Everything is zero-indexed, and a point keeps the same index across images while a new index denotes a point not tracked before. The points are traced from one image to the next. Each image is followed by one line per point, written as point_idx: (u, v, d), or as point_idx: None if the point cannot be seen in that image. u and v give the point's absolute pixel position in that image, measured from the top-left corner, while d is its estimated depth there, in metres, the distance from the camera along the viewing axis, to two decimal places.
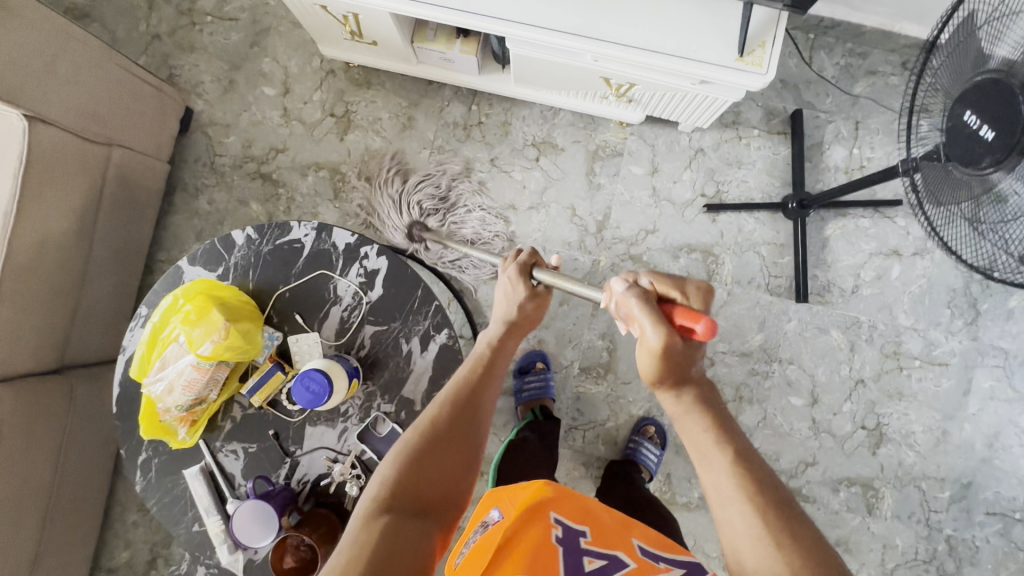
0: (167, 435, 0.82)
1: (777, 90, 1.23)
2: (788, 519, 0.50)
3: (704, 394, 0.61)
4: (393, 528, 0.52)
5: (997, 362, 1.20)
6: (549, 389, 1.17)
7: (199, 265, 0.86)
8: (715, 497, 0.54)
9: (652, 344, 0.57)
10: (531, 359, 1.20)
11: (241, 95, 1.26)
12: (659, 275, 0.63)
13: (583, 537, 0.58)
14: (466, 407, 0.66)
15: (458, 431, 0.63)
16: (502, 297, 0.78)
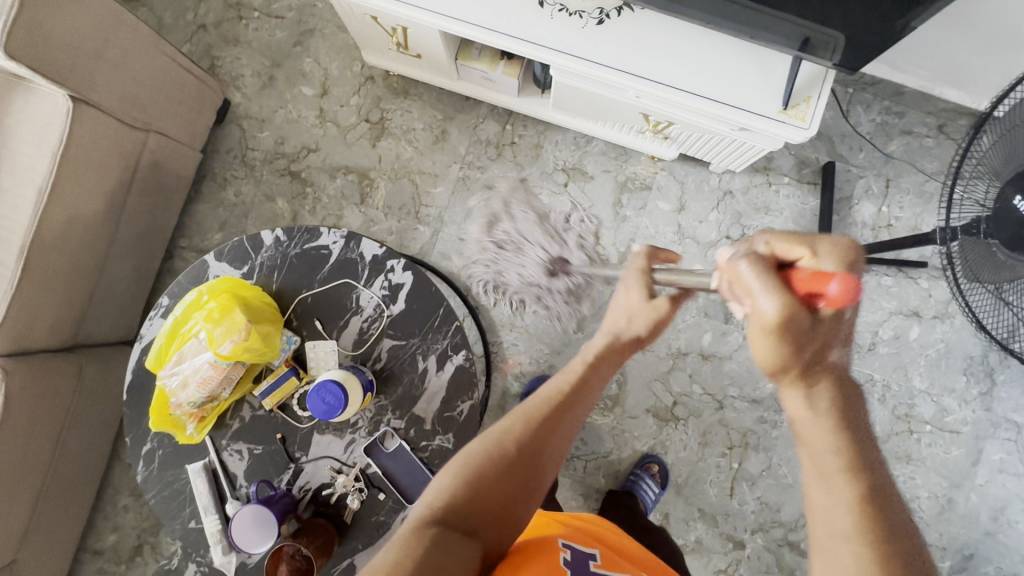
0: (175, 429, 0.82)
1: (811, 140, 1.23)
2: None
3: (844, 404, 0.46)
4: (439, 543, 0.51)
5: (1009, 435, 1.19)
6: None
7: (225, 261, 0.86)
8: (821, 534, 0.44)
9: (767, 319, 0.41)
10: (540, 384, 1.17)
11: (279, 92, 1.27)
12: (782, 231, 0.43)
13: (593, 560, 0.58)
14: (552, 425, 0.62)
15: (535, 450, 0.60)
16: (619, 310, 0.68)
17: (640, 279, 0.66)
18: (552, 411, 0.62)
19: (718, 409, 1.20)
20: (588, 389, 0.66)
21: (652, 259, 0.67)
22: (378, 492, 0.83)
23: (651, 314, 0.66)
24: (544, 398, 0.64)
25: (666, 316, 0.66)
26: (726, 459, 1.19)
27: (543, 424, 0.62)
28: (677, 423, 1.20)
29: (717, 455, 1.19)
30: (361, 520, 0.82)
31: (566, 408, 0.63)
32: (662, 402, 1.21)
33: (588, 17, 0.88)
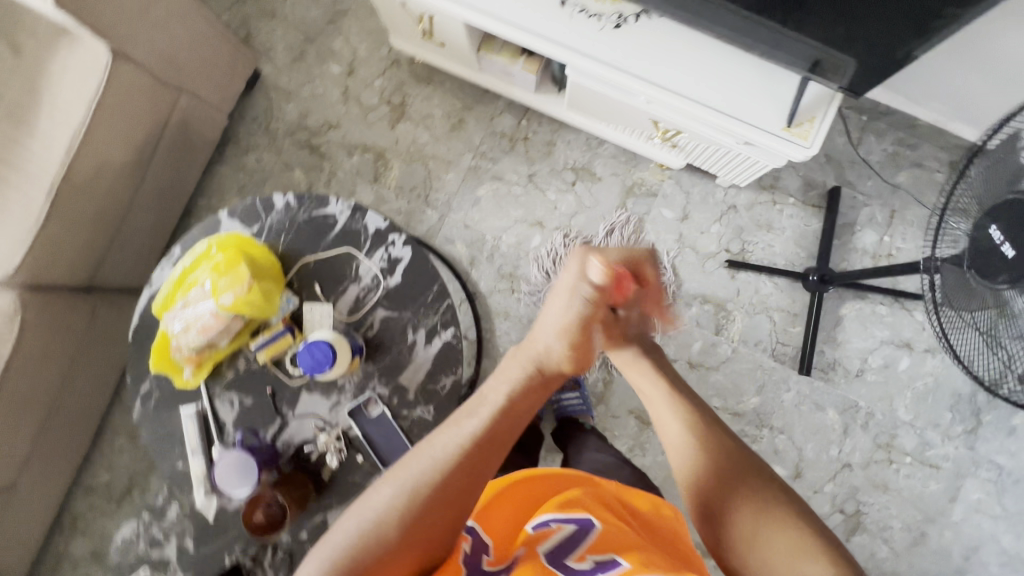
0: (173, 372, 0.86)
1: (820, 163, 1.25)
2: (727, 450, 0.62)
3: (660, 360, 0.71)
4: None
5: (990, 476, 1.19)
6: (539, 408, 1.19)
7: (237, 220, 0.91)
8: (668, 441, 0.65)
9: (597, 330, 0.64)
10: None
11: (308, 68, 1.32)
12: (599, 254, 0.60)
13: (488, 555, 0.56)
14: (451, 495, 0.52)
15: (436, 527, 0.51)
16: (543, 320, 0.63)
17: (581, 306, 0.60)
18: (447, 478, 0.53)
19: None
20: (496, 442, 0.56)
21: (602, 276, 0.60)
22: (357, 454, 0.86)
23: (570, 346, 0.61)
24: (433, 466, 0.53)
25: (585, 351, 0.62)
26: None
27: (442, 497, 0.52)
28: None
29: None
30: (337, 479, 0.86)
31: (464, 473, 0.53)
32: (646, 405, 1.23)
33: (606, 21, 0.92)
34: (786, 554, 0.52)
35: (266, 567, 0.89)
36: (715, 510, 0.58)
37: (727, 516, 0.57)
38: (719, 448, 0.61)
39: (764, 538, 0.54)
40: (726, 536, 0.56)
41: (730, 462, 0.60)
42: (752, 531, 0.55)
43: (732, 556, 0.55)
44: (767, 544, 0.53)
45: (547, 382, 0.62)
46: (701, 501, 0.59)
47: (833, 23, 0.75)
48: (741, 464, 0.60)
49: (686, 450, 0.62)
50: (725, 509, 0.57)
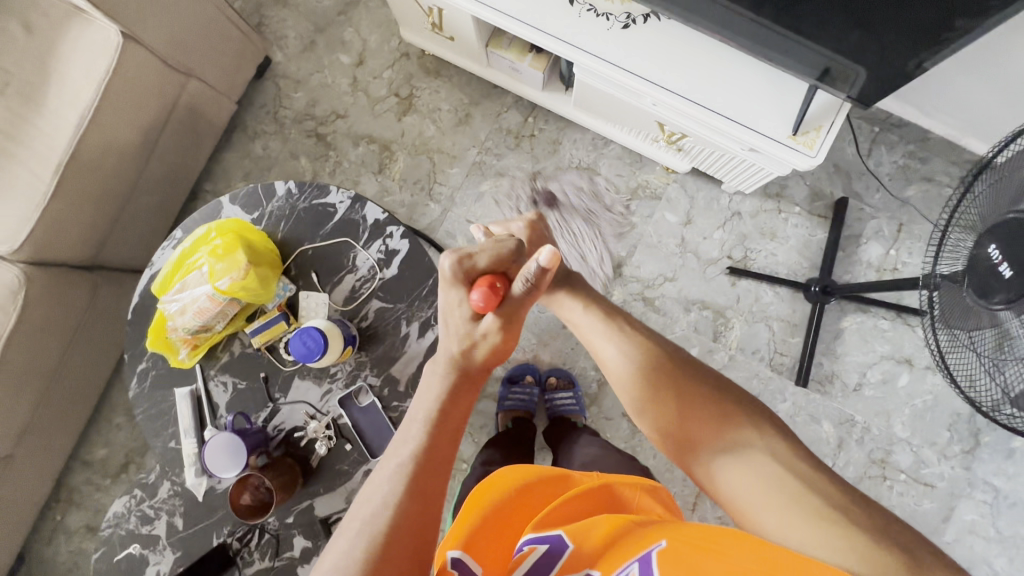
0: (169, 352, 0.87)
1: (828, 173, 1.24)
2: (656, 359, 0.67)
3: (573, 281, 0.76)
4: None
5: (985, 498, 1.17)
6: (532, 404, 1.18)
7: (238, 205, 0.91)
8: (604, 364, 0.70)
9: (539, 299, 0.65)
10: (521, 371, 1.22)
11: (318, 57, 1.32)
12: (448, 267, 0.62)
13: None
14: (416, 520, 0.52)
15: (418, 523, 0.52)
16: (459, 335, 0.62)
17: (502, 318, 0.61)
18: (401, 507, 0.52)
19: None
20: (442, 455, 0.56)
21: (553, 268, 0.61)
22: (346, 443, 0.87)
23: (501, 347, 0.62)
24: (385, 503, 0.52)
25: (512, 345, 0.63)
26: None
27: (405, 528, 0.51)
28: None
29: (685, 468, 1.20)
30: (325, 465, 0.88)
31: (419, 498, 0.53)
32: None
33: (614, 21, 0.91)
34: (712, 422, 0.60)
35: (253, 550, 0.90)
36: (644, 400, 0.65)
37: (655, 405, 0.64)
38: (640, 347, 0.68)
39: (692, 417, 0.62)
40: (660, 422, 0.63)
41: (653, 356, 0.67)
42: (682, 412, 0.62)
43: (666, 435, 0.63)
44: (694, 422, 0.61)
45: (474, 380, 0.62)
46: (633, 397, 0.66)
47: (848, 30, 0.73)
48: (662, 357, 0.67)
49: (614, 353, 0.68)
50: (653, 399, 0.64)
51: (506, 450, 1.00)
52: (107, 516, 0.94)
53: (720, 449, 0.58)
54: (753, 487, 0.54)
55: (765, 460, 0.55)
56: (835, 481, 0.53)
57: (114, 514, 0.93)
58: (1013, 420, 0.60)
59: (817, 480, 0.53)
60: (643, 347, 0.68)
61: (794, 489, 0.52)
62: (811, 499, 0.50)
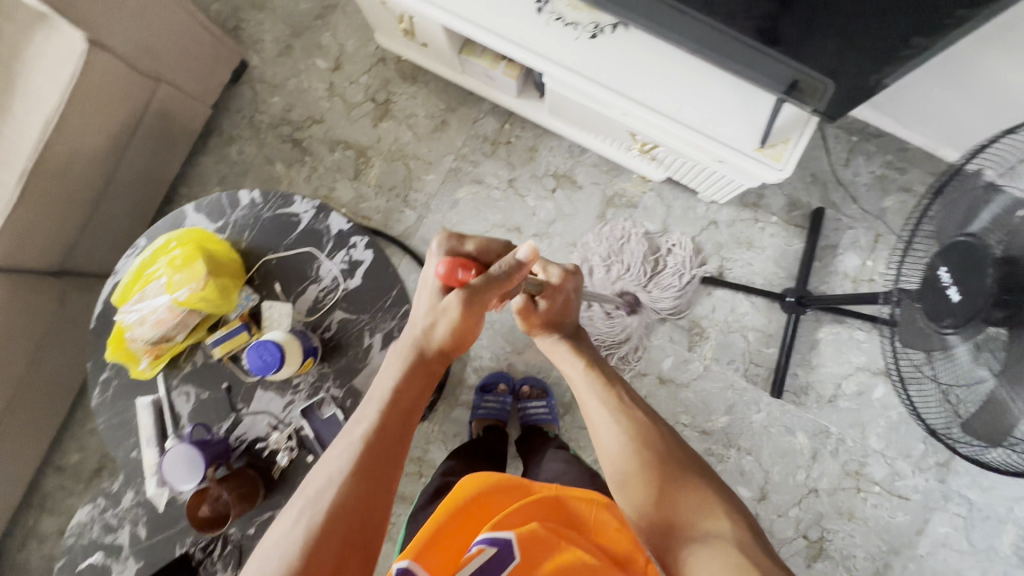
0: (130, 362, 0.87)
1: (806, 183, 1.23)
2: (645, 430, 0.69)
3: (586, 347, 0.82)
4: None
5: (959, 511, 1.17)
6: (504, 413, 1.18)
7: (202, 214, 0.91)
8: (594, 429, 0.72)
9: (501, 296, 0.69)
10: (495, 380, 1.22)
11: (294, 61, 1.32)
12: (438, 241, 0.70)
13: None
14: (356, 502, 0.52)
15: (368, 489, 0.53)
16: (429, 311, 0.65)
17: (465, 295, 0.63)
18: (346, 482, 0.53)
19: None
20: (394, 432, 0.57)
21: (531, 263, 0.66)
22: (308, 454, 0.87)
23: (462, 324, 0.64)
24: (334, 477, 0.53)
25: (473, 325, 0.66)
26: None
27: (342, 510, 0.51)
28: None
29: None
30: (287, 476, 0.87)
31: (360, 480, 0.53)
32: None
33: (582, 30, 0.90)
34: (692, 511, 0.59)
35: (215, 560, 0.90)
36: (631, 474, 0.65)
37: (640, 481, 0.64)
38: (636, 428, 0.69)
39: (673, 500, 0.61)
40: (642, 499, 0.62)
41: (650, 437, 0.67)
42: (665, 496, 0.61)
43: (640, 515, 0.62)
44: (673, 505, 0.60)
45: (431, 366, 0.65)
46: (621, 470, 0.66)
47: (827, 40, 0.71)
48: (655, 436, 0.68)
49: (610, 426, 0.70)
50: (641, 476, 0.64)
51: (467, 460, 0.99)
52: (70, 524, 0.94)
53: (696, 538, 0.56)
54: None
55: (736, 554, 0.53)
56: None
57: (77, 523, 0.93)
58: (969, 446, 0.61)
59: None
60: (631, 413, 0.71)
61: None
62: None
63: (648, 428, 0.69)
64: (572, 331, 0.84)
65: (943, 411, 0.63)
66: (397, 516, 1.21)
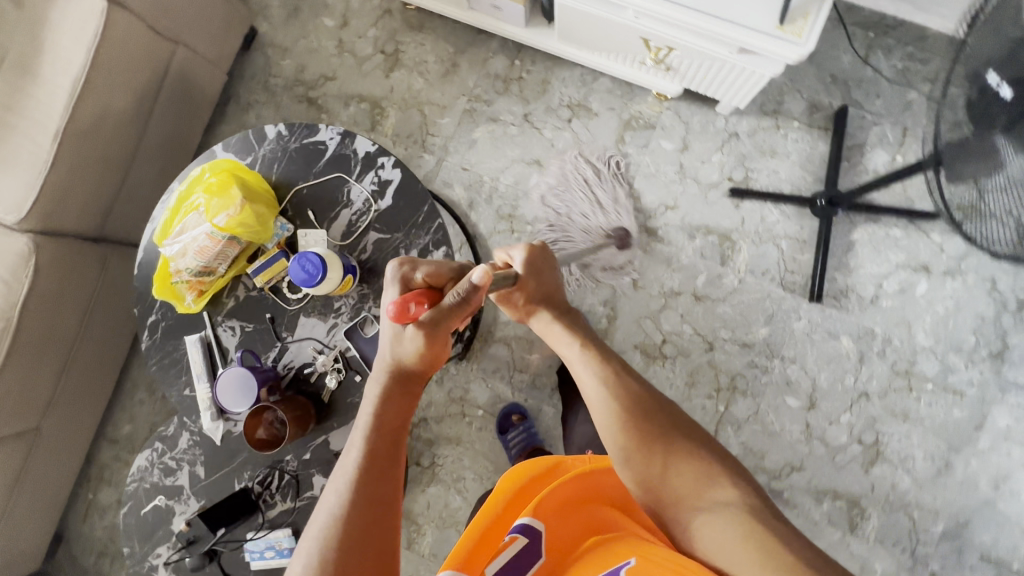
0: (175, 299, 0.88)
1: (825, 84, 1.21)
2: (650, 406, 0.69)
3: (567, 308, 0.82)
4: None
5: (1019, 401, 1.14)
6: (533, 439, 1.19)
7: (231, 151, 0.92)
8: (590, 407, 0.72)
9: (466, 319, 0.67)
10: (507, 415, 1.22)
11: (303, 22, 1.34)
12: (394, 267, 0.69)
13: None
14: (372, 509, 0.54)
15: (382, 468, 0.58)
16: (393, 342, 0.65)
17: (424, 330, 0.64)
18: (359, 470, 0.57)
19: (708, 350, 1.19)
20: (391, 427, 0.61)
21: (487, 285, 0.63)
22: (355, 374, 0.88)
23: (428, 351, 0.65)
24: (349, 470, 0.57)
25: (440, 351, 0.66)
26: (712, 401, 1.19)
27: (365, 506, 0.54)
28: (664, 361, 1.20)
29: (703, 395, 1.19)
30: (337, 399, 0.89)
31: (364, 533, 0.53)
32: (652, 338, 1.20)
33: None
34: (697, 479, 0.61)
35: (274, 492, 0.92)
36: (634, 452, 0.65)
37: (643, 453, 0.65)
38: (641, 407, 0.69)
39: (674, 470, 0.63)
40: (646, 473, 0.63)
41: (651, 415, 0.68)
42: (666, 465, 0.63)
43: (643, 486, 0.64)
44: (675, 474, 0.62)
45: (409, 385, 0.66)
46: (620, 447, 0.66)
47: None
48: (654, 410, 0.68)
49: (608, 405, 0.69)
50: (645, 450, 0.65)
51: None
52: (131, 470, 0.96)
53: (700, 506, 0.59)
54: (731, 538, 0.53)
55: (741, 514, 0.56)
56: (797, 536, 0.53)
57: (137, 468, 0.96)
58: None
59: (787, 536, 0.52)
60: (628, 390, 0.71)
61: (782, 559, 0.50)
62: (782, 551, 0.50)
63: (654, 403, 0.69)
64: (564, 308, 0.82)
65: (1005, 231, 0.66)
66: (443, 457, 1.24)
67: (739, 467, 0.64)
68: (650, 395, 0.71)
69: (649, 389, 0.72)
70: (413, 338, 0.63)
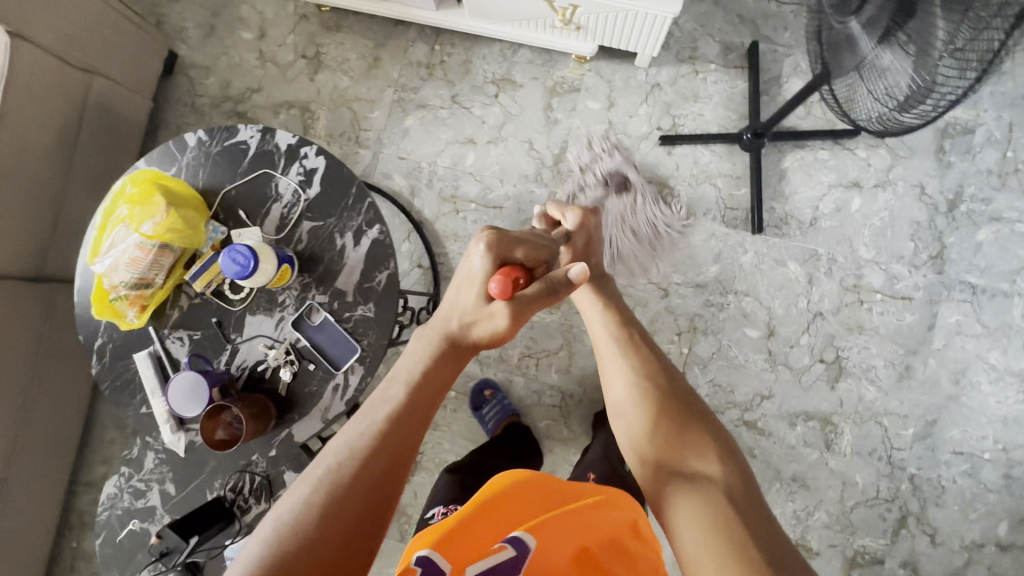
0: (116, 317, 0.88)
1: (735, 25, 1.25)
2: (658, 376, 0.80)
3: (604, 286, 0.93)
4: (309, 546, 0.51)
5: (964, 297, 1.18)
6: (506, 411, 1.20)
7: (154, 164, 0.92)
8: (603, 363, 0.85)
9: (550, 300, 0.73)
10: (480, 390, 1.23)
11: (221, 40, 1.34)
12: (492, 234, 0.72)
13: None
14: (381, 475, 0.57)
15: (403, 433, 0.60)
16: (470, 314, 0.69)
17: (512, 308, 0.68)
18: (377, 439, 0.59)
19: (664, 296, 1.22)
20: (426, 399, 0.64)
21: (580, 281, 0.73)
22: (309, 363, 0.89)
23: (503, 334, 0.69)
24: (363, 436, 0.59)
25: (511, 334, 0.71)
26: (676, 345, 1.21)
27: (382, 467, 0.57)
28: None
29: (665, 341, 1.21)
30: (294, 390, 0.89)
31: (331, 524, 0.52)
32: None
33: None
34: (681, 440, 0.71)
35: (247, 497, 0.92)
36: (632, 407, 0.77)
37: (637, 413, 0.76)
38: (647, 376, 0.79)
39: (662, 430, 0.73)
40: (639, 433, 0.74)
41: (651, 382, 0.79)
42: (657, 426, 0.74)
43: (634, 439, 0.75)
44: (660, 434, 0.73)
45: (459, 355, 0.70)
46: (620, 402, 0.79)
47: None
48: (659, 380, 0.79)
49: (620, 369, 0.81)
50: (643, 407, 0.76)
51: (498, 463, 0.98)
52: (101, 499, 0.95)
53: (675, 466, 0.68)
54: (683, 500, 0.63)
55: (704, 486, 0.64)
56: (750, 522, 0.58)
57: (106, 496, 0.94)
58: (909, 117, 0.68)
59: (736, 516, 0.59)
60: (639, 359, 0.82)
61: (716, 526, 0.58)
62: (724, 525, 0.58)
63: (659, 373, 0.80)
64: (604, 285, 0.93)
65: (879, 111, 0.71)
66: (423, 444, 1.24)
67: (733, 450, 0.70)
68: (662, 369, 0.81)
69: (662, 365, 0.82)
70: (497, 319, 0.68)
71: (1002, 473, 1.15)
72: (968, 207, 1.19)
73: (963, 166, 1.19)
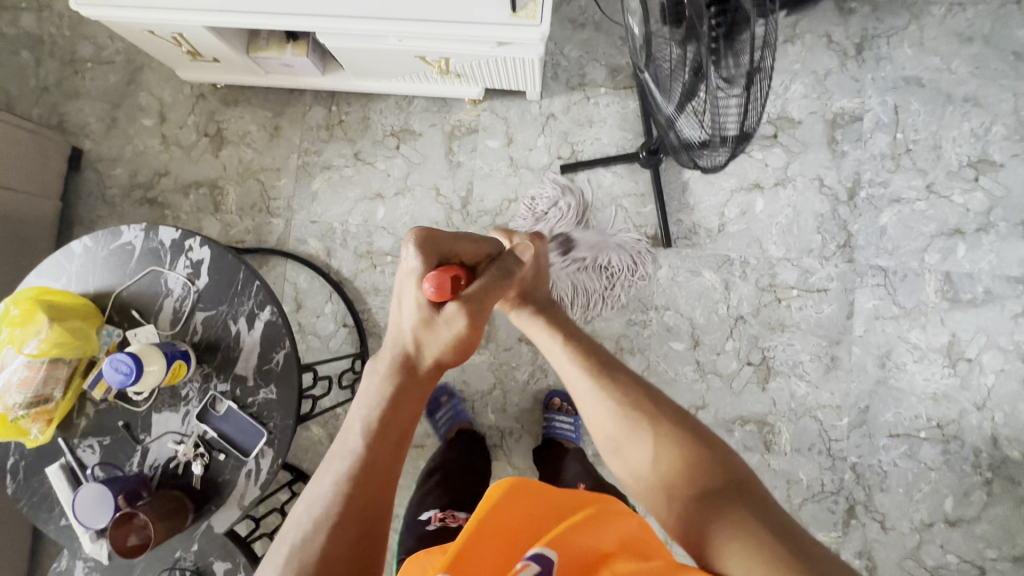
0: (21, 436, 0.87)
1: (618, 47, 1.27)
2: (640, 394, 0.68)
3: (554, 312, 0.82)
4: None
5: (878, 281, 1.19)
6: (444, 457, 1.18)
7: (44, 277, 0.93)
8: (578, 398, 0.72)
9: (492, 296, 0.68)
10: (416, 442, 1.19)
11: (123, 130, 1.36)
12: (419, 237, 0.65)
13: None
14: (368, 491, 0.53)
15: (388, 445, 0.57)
16: (419, 325, 0.62)
17: (466, 304, 0.62)
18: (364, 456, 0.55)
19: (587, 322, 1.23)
20: (403, 414, 0.60)
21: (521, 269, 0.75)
22: (219, 454, 0.89)
23: (462, 334, 0.62)
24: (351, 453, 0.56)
25: (471, 336, 0.64)
26: None
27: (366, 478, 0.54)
28: None
29: None
30: (207, 482, 0.89)
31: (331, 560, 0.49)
32: None
33: None
34: (689, 463, 0.60)
35: None
36: (623, 438, 0.66)
37: (632, 442, 0.65)
38: (627, 395, 0.68)
39: (663, 458, 0.62)
40: (641, 460, 0.63)
41: (634, 401, 0.67)
42: (656, 452, 0.62)
43: (642, 479, 0.63)
44: (664, 462, 0.61)
45: (422, 375, 0.63)
46: (612, 437, 0.67)
47: None
48: (643, 398, 0.67)
49: (599, 401, 0.69)
50: (635, 435, 0.64)
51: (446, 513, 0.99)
52: None
53: (698, 495, 0.57)
54: (724, 534, 0.51)
55: (740, 511, 0.53)
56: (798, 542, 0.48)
57: None
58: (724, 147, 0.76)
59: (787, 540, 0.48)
60: (615, 383, 0.70)
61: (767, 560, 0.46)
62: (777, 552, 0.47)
63: (639, 390, 0.69)
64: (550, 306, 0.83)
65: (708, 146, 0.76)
66: None
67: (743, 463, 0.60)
68: (638, 384, 0.70)
69: (641, 384, 0.70)
70: (456, 320, 0.61)
71: (941, 450, 1.16)
72: (866, 192, 1.21)
73: (857, 153, 1.21)
